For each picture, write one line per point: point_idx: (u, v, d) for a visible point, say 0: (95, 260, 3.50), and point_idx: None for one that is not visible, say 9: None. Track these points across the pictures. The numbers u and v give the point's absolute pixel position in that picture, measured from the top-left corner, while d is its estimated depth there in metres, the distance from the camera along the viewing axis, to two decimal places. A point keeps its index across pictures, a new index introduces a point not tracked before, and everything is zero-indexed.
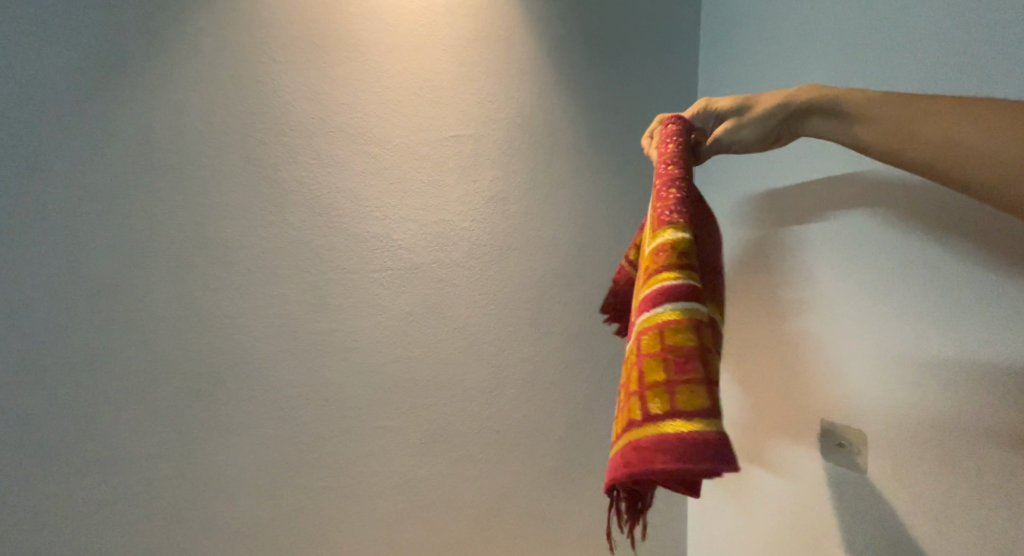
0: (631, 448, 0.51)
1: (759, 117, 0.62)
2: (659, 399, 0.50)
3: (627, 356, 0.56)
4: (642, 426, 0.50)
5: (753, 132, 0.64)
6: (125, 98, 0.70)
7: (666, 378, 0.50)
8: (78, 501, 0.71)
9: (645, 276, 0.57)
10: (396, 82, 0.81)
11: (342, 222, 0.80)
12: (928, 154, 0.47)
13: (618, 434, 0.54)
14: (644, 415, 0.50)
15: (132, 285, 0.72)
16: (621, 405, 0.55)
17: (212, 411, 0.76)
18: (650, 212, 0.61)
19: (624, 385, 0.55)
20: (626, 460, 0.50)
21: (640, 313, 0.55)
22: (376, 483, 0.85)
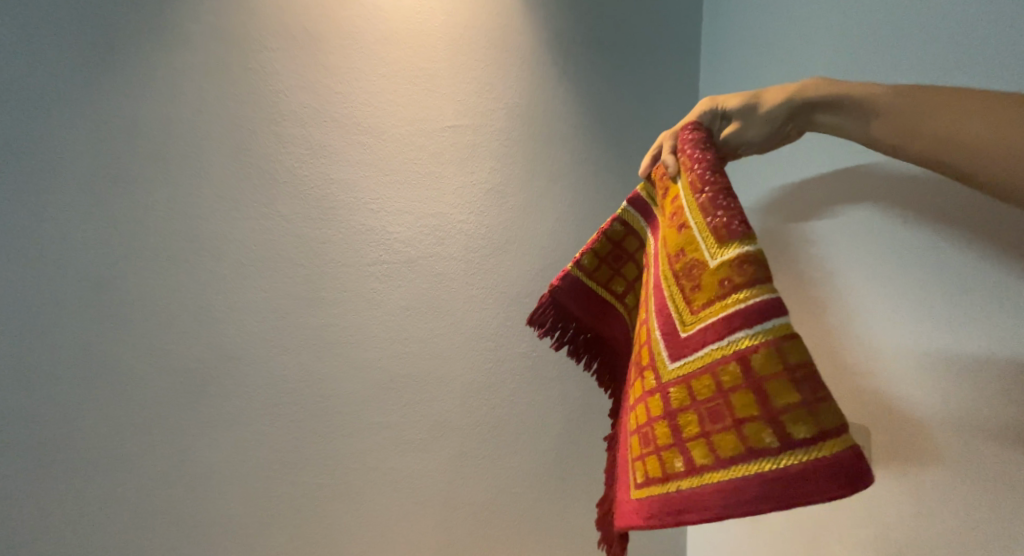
0: (766, 482, 0.44)
1: (768, 118, 0.60)
2: (802, 422, 0.44)
3: (720, 376, 0.49)
4: (783, 456, 0.44)
5: (763, 132, 0.61)
6: (114, 85, 0.68)
7: (802, 400, 0.44)
8: (67, 498, 0.69)
9: (728, 287, 0.49)
10: (390, 71, 0.79)
11: (337, 214, 0.79)
12: (946, 151, 0.44)
13: (731, 467, 0.47)
14: (785, 443, 0.44)
15: (120, 280, 0.70)
16: (723, 432, 0.48)
17: (203, 408, 0.74)
18: (700, 218, 0.54)
19: (725, 409, 0.48)
20: (766, 499, 0.44)
21: (737, 330, 0.48)
22: (373, 479, 0.83)
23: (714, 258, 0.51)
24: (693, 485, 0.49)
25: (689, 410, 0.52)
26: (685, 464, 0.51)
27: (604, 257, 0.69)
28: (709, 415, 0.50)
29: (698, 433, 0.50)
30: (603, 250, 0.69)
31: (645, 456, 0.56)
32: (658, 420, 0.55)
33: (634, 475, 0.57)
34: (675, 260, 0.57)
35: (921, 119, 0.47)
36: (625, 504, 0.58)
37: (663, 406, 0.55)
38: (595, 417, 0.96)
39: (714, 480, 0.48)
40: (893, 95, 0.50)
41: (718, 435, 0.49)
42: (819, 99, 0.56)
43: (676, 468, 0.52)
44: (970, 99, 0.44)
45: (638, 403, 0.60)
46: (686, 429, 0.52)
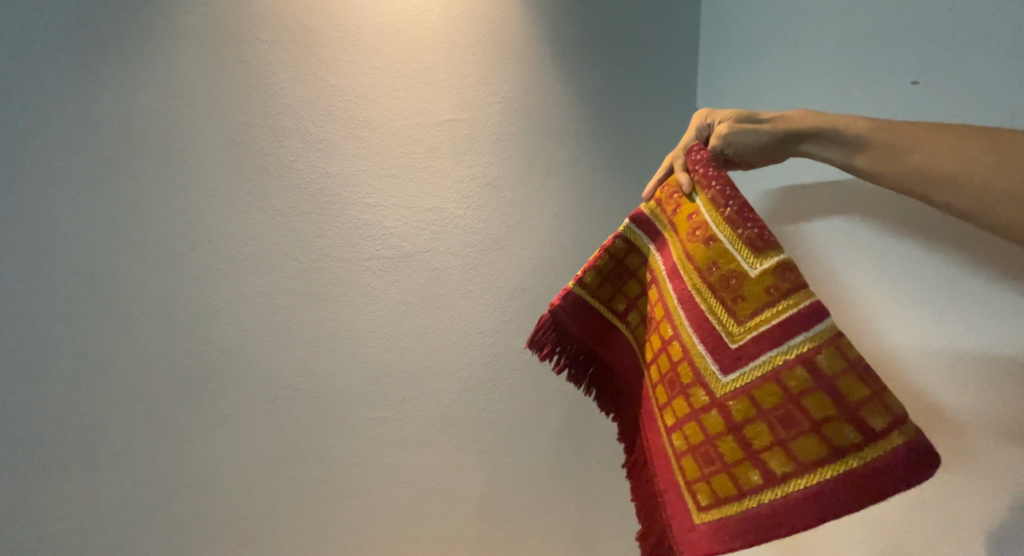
0: (858, 478, 0.47)
1: (763, 130, 0.60)
2: (878, 412, 0.47)
3: (786, 383, 0.50)
4: (868, 448, 0.46)
5: (756, 142, 0.61)
6: (106, 77, 0.67)
7: (871, 391, 0.47)
8: (60, 495, 0.69)
9: (775, 294, 0.51)
10: (390, 65, 0.79)
11: (334, 208, 0.78)
12: (930, 181, 0.46)
13: (819, 471, 0.49)
14: (868, 435, 0.47)
15: (112, 273, 0.69)
16: (801, 437, 0.50)
17: (198, 404, 0.74)
18: (729, 232, 0.55)
19: (800, 415, 0.49)
20: (866, 494, 0.46)
21: (794, 335, 0.50)
22: (367, 475, 0.83)
23: (754, 267, 0.53)
24: (779, 496, 0.51)
25: (755, 421, 0.52)
26: (764, 477, 0.52)
27: (607, 275, 0.69)
28: (782, 423, 0.51)
29: (772, 443, 0.51)
30: (605, 268, 0.68)
31: (711, 476, 0.56)
32: (718, 437, 0.55)
33: (698, 497, 0.57)
34: (705, 273, 0.57)
35: (907, 150, 0.48)
36: (691, 531, 0.58)
37: (724, 423, 0.55)
38: (590, 414, 0.96)
39: (805, 486, 0.49)
40: (878, 122, 0.52)
41: (796, 442, 0.50)
42: (810, 120, 0.57)
43: (755, 482, 0.52)
44: (959, 133, 0.46)
45: (687, 422, 0.59)
46: (757, 441, 0.52)
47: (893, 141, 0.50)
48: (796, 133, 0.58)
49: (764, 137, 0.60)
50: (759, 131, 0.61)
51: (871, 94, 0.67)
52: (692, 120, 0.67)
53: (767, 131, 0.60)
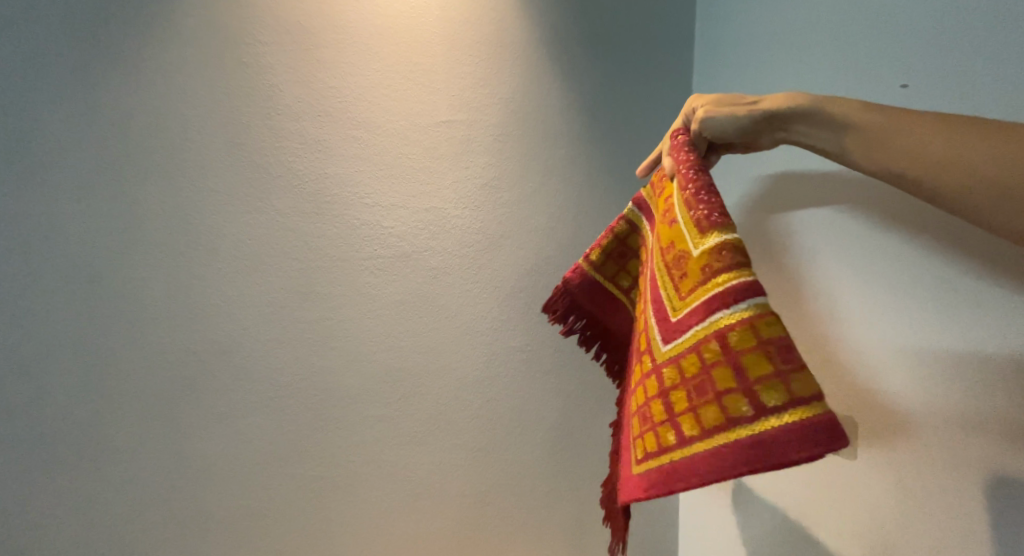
0: (742, 449, 0.45)
1: (740, 115, 0.62)
2: (774, 390, 0.45)
3: (702, 354, 0.50)
4: (756, 423, 0.45)
5: (733, 127, 0.62)
6: (107, 79, 0.68)
7: (774, 368, 0.45)
8: (62, 491, 0.69)
9: (708, 272, 0.51)
10: (388, 66, 0.80)
11: (333, 208, 0.79)
12: (925, 170, 0.46)
13: (712, 439, 0.48)
14: (758, 409, 0.45)
15: (112, 272, 0.70)
16: (706, 405, 0.49)
17: (198, 402, 0.75)
18: (685, 213, 0.56)
19: (707, 385, 0.49)
20: (744, 465, 0.45)
21: (715, 311, 0.49)
22: (366, 472, 0.84)
23: (696, 248, 0.53)
24: (680, 459, 0.51)
25: (677, 388, 0.53)
26: (673, 439, 0.52)
27: (611, 254, 0.70)
28: (696, 390, 0.51)
29: (685, 409, 0.51)
30: (609, 246, 0.70)
31: (642, 435, 0.57)
32: (653, 400, 0.56)
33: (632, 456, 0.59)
34: (666, 253, 0.59)
35: (898, 133, 0.49)
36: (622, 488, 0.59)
37: (657, 387, 0.56)
38: (587, 412, 0.97)
39: (699, 451, 0.49)
40: (857, 104, 0.53)
41: (702, 409, 0.50)
42: (789, 104, 0.58)
43: (667, 442, 0.53)
44: (954, 119, 0.46)
45: (638, 388, 0.60)
46: (675, 406, 0.53)
47: (871, 124, 0.51)
48: (771, 119, 0.59)
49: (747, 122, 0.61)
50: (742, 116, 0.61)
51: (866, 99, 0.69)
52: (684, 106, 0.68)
53: (743, 116, 0.61)
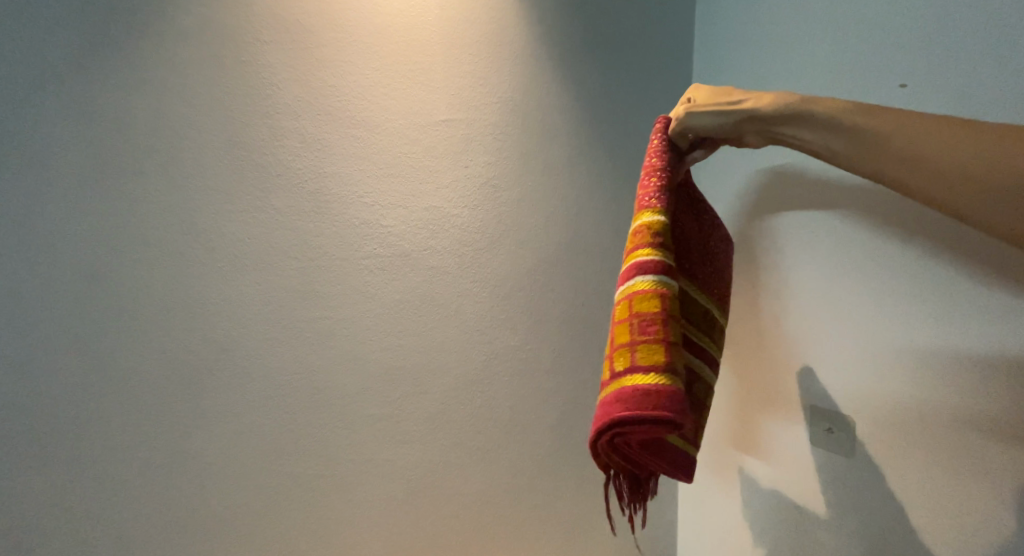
0: (604, 405, 0.58)
1: (720, 115, 0.65)
2: (623, 356, 0.58)
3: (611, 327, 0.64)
4: (613, 383, 0.58)
5: (714, 125, 0.66)
6: (105, 77, 0.68)
7: (631, 338, 0.58)
8: (63, 490, 0.70)
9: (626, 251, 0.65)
10: (386, 65, 0.80)
11: (331, 207, 0.79)
12: (924, 172, 0.48)
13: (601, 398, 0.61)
14: (615, 372, 0.59)
15: (112, 271, 0.70)
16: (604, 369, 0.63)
17: (198, 401, 0.75)
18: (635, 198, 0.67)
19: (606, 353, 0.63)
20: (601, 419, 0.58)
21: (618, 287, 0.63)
22: (368, 470, 0.84)
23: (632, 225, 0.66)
24: None
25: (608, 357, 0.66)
26: None
27: None
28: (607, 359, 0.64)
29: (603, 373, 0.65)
30: None
31: None
32: None
33: None
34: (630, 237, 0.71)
35: (895, 134, 0.50)
36: None
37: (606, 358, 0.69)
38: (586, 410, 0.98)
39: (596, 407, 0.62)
40: (851, 106, 0.54)
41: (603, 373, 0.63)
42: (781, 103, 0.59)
43: None
44: (932, 118, 0.49)
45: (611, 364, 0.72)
46: None
47: (846, 122, 0.54)
48: (749, 119, 0.63)
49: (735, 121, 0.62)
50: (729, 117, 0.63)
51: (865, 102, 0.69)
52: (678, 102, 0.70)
53: (723, 117, 0.65)
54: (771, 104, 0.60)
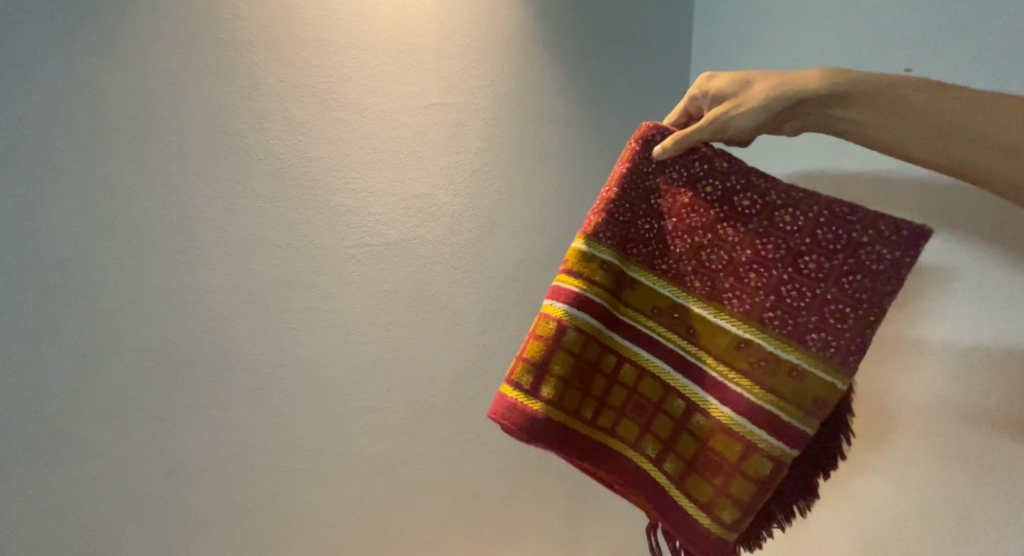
0: None
1: (758, 105, 0.55)
2: None
3: None
4: None
5: (752, 120, 0.55)
6: (74, 54, 0.63)
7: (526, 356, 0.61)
8: (39, 489, 0.67)
9: None
10: (375, 44, 0.76)
11: (318, 193, 0.76)
12: (984, 156, 0.46)
13: None
14: None
15: (86, 261, 0.66)
16: None
17: (181, 394, 0.72)
18: None
19: None
20: None
21: None
22: (358, 464, 0.82)
23: None
24: None
25: None
26: None
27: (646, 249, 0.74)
28: None
29: None
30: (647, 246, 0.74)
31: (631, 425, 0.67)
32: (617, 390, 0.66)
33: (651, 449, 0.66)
34: None
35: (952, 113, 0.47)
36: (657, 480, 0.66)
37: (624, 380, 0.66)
38: None
39: None
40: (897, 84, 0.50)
41: None
42: (817, 85, 0.53)
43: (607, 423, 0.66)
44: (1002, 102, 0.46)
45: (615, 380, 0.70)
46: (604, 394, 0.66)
47: (897, 103, 0.50)
48: (792, 109, 0.54)
49: (762, 113, 0.55)
50: (757, 108, 0.55)
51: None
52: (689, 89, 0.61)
53: (760, 110, 0.55)
54: (823, 82, 0.53)
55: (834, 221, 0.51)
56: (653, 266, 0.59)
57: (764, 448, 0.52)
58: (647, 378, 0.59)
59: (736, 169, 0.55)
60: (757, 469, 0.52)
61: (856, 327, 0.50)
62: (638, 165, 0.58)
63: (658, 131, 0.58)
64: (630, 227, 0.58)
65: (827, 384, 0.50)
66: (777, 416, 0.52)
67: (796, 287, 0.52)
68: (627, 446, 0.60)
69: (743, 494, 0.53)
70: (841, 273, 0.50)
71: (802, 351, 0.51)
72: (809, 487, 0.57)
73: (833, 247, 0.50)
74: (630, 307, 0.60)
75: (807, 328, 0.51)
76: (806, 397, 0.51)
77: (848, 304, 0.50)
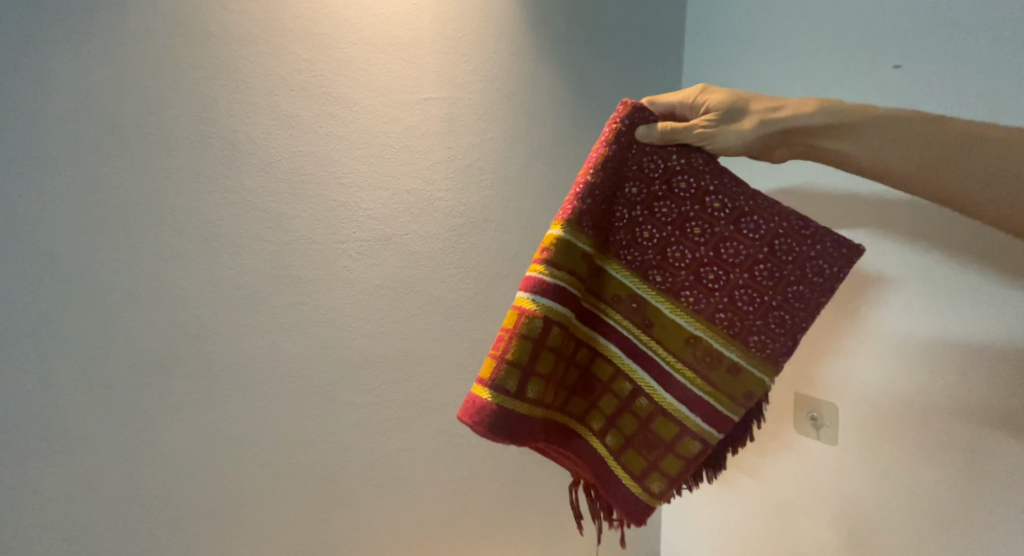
0: None
1: (751, 129, 0.55)
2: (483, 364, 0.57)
3: None
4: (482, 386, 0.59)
5: (743, 143, 0.56)
6: (60, 47, 0.63)
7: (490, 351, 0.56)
8: (26, 487, 0.66)
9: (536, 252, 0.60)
10: (366, 38, 0.76)
11: (308, 187, 0.75)
12: (941, 181, 0.50)
13: None
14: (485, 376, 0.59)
15: (74, 257, 0.66)
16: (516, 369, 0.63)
17: (171, 391, 0.72)
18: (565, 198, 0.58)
19: None
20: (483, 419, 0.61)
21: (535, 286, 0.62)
22: (350, 459, 0.83)
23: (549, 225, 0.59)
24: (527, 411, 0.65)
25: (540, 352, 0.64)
26: None
27: None
28: None
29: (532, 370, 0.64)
30: None
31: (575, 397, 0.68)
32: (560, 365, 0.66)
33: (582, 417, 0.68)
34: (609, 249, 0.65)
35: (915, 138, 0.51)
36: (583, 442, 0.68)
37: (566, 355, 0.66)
38: None
39: None
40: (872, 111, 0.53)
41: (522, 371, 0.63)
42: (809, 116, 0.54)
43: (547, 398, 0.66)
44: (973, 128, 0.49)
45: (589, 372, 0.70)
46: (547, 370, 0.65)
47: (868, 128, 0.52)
48: (780, 134, 0.55)
49: (754, 135, 0.55)
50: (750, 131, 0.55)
51: (867, 94, 0.69)
52: (682, 93, 0.59)
53: (751, 130, 0.55)
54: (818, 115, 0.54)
55: (789, 233, 0.52)
56: (619, 256, 0.57)
57: (697, 433, 0.54)
58: (602, 360, 0.59)
59: (705, 168, 0.55)
60: (688, 447, 0.55)
61: (792, 333, 0.52)
62: (621, 149, 0.56)
63: (642, 114, 0.56)
64: (604, 215, 0.56)
65: (761, 383, 0.52)
66: (715, 410, 0.53)
67: (748, 291, 0.53)
68: (574, 421, 0.60)
69: (674, 469, 0.55)
70: (789, 284, 0.52)
71: (747, 353, 0.53)
72: (721, 462, 0.57)
73: (786, 258, 0.52)
74: (592, 295, 0.58)
75: (758, 332, 0.53)
76: (739, 392, 0.53)
77: (788, 312, 0.52)
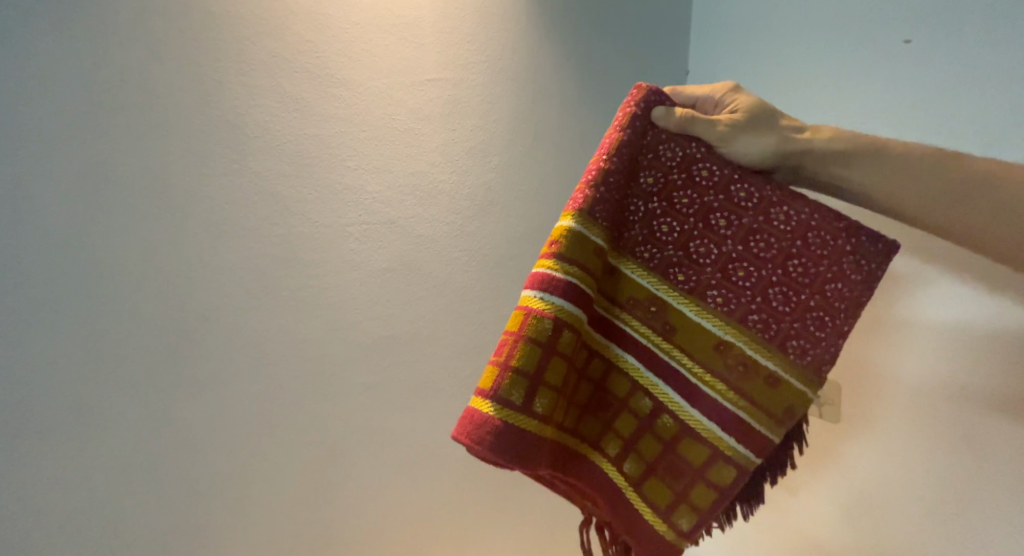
0: None
1: (772, 137, 0.54)
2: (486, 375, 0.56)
3: None
4: None
5: (759, 151, 0.54)
6: (62, 28, 0.62)
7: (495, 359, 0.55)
8: (44, 464, 0.68)
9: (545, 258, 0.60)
10: (367, 19, 0.74)
11: (312, 169, 0.75)
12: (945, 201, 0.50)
13: None
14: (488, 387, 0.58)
15: (82, 239, 0.66)
16: None
17: (182, 371, 0.73)
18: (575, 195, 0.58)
19: None
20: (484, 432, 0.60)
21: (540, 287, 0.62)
22: (357, 438, 0.84)
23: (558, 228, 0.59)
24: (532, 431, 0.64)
25: None
26: None
27: None
28: None
29: None
30: None
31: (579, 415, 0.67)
32: None
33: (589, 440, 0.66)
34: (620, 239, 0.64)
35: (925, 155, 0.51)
36: None
37: None
38: None
39: None
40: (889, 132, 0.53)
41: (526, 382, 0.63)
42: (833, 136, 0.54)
43: None
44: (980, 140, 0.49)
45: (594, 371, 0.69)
46: None
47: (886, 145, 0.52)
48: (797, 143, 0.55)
49: (776, 144, 0.54)
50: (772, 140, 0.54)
51: (876, 76, 0.68)
52: (715, 87, 0.58)
53: (772, 139, 0.54)
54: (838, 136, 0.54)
55: (821, 225, 0.52)
56: (636, 254, 0.57)
57: (733, 456, 0.53)
58: (620, 376, 0.58)
59: (728, 163, 0.55)
60: (721, 476, 0.53)
61: (830, 337, 0.52)
62: (636, 135, 0.56)
63: (657, 97, 0.56)
64: (619, 207, 0.56)
65: (800, 392, 0.52)
66: (748, 423, 0.53)
67: (783, 289, 0.53)
68: (588, 445, 0.59)
69: (704, 502, 0.54)
70: (826, 281, 0.52)
71: (783, 359, 0.53)
72: (757, 492, 0.56)
73: (821, 252, 0.52)
74: (608, 298, 0.58)
75: (791, 331, 0.53)
76: (779, 408, 0.52)
77: (827, 312, 0.52)
